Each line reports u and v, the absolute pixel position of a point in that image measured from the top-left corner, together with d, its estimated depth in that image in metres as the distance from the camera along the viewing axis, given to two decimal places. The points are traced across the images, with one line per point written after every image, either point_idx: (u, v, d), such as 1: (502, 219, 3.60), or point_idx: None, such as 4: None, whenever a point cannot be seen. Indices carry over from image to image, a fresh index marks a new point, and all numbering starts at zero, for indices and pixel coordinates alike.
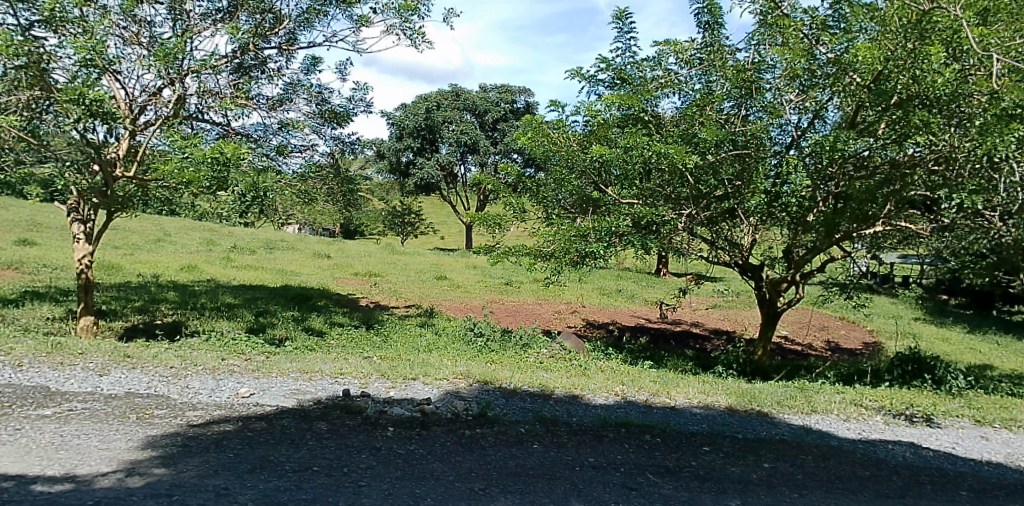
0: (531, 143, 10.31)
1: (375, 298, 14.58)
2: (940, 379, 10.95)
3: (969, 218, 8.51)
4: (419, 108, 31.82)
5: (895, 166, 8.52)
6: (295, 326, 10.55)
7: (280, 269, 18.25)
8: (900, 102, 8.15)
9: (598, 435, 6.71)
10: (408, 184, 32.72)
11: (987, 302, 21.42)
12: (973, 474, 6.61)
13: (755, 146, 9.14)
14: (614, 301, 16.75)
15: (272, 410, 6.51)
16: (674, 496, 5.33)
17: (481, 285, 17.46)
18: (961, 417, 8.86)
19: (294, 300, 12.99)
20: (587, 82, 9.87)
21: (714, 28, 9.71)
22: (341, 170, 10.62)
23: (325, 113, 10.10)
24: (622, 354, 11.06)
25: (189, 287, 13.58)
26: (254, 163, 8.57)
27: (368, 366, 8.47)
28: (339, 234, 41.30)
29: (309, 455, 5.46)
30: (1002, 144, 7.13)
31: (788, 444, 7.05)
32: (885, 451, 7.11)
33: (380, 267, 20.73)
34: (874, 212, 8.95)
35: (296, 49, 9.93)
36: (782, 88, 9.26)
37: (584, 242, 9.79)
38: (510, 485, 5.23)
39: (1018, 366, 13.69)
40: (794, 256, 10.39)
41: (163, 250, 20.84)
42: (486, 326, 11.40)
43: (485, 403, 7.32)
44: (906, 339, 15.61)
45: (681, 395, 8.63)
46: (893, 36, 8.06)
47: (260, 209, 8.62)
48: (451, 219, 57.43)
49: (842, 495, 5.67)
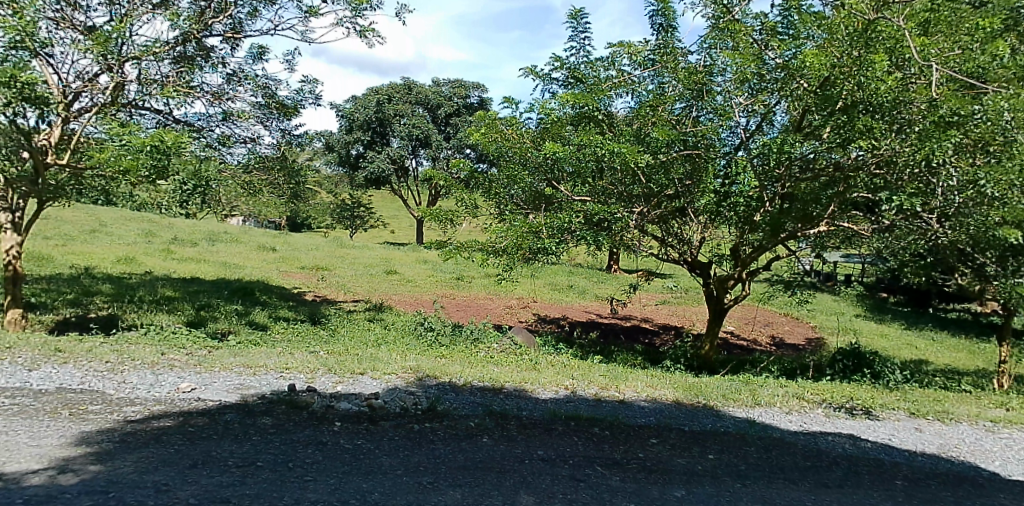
0: (485, 140, 10.47)
1: (321, 292, 14.37)
2: (878, 372, 11.42)
3: (909, 219, 9.18)
4: (369, 101, 31.62)
5: (838, 168, 9.01)
6: (238, 319, 10.32)
7: (222, 262, 17.83)
8: (844, 107, 8.43)
9: (547, 428, 6.78)
10: (357, 176, 32.42)
11: (924, 300, 22.40)
12: (907, 464, 6.90)
13: (705, 147, 9.37)
14: (564, 296, 16.89)
15: (214, 404, 6.37)
16: (620, 487, 5.42)
17: (432, 280, 17.46)
18: (898, 410, 9.26)
19: (238, 294, 12.74)
20: (541, 80, 9.85)
21: (667, 30, 9.89)
22: (287, 162, 10.27)
23: (271, 104, 9.89)
24: (573, 349, 11.16)
25: (123, 279, 13.12)
26: (196, 152, 8.28)
27: (315, 360, 8.35)
28: (286, 227, 40.64)
29: (253, 450, 5.38)
30: (940, 150, 7.77)
31: (732, 436, 7.25)
32: (825, 443, 7.38)
33: (328, 261, 20.47)
34: (818, 212, 9.44)
35: (241, 38, 9.71)
36: (732, 91, 9.57)
37: (536, 238, 9.86)
38: (459, 478, 5.24)
39: (951, 361, 14.39)
40: (741, 254, 10.66)
41: (98, 241, 20.03)
42: (437, 320, 11.39)
43: (434, 397, 7.31)
44: (847, 334, 16.23)
45: (630, 389, 8.78)
46: (839, 44, 8.24)
47: (203, 199, 8.37)
48: (402, 214, 57.06)
49: (784, 485, 5.86)
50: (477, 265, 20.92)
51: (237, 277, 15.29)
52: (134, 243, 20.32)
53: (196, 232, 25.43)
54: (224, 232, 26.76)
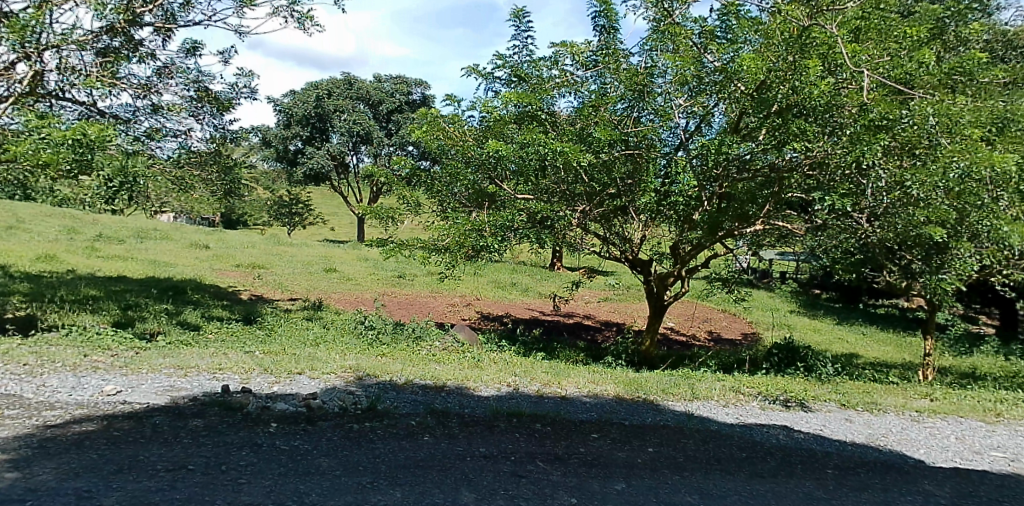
0: (426, 137, 10.44)
1: (256, 291, 14.03)
2: (811, 366, 11.84)
3: (840, 219, 9.62)
4: (308, 95, 31.09)
5: (773, 169, 9.28)
6: (168, 319, 9.97)
7: (151, 260, 17.16)
8: (780, 110, 8.67)
9: (489, 426, 6.80)
10: (296, 173, 31.75)
11: (854, 296, 23.41)
12: (837, 453, 7.20)
13: (645, 147, 9.61)
14: (508, 294, 16.97)
15: (141, 408, 6.14)
16: (562, 482, 5.48)
17: (373, 278, 17.27)
18: (829, 402, 9.65)
19: (168, 293, 12.30)
20: (484, 79, 9.86)
21: (610, 31, 9.98)
22: (221, 157, 10.15)
23: (204, 98, 9.61)
24: (516, 346, 11.22)
25: (41, 279, 12.47)
26: (122, 146, 8.01)
27: (249, 360, 8.15)
28: (220, 223, 39.44)
29: (183, 453, 5.22)
30: (870, 152, 8.00)
31: (671, 429, 7.43)
32: (760, 434, 7.63)
33: (264, 259, 19.97)
34: (753, 212, 9.82)
35: (173, 29, 9.41)
36: (672, 93, 9.76)
37: (478, 235, 9.87)
38: (399, 478, 5.20)
39: (880, 355, 15.09)
40: (681, 251, 10.94)
41: (14, 239, 18.95)
42: (378, 319, 11.26)
43: (374, 397, 7.23)
44: (782, 329, 16.83)
45: (572, 385, 8.90)
46: (775, 49, 8.53)
47: (130, 195, 8.10)
48: (344, 211, 56.21)
49: (720, 475, 6.03)
50: (420, 264, 20.80)
51: (167, 275, 14.79)
52: (54, 241, 19.33)
53: (124, 229, 24.33)
54: (156, 230, 25.69)
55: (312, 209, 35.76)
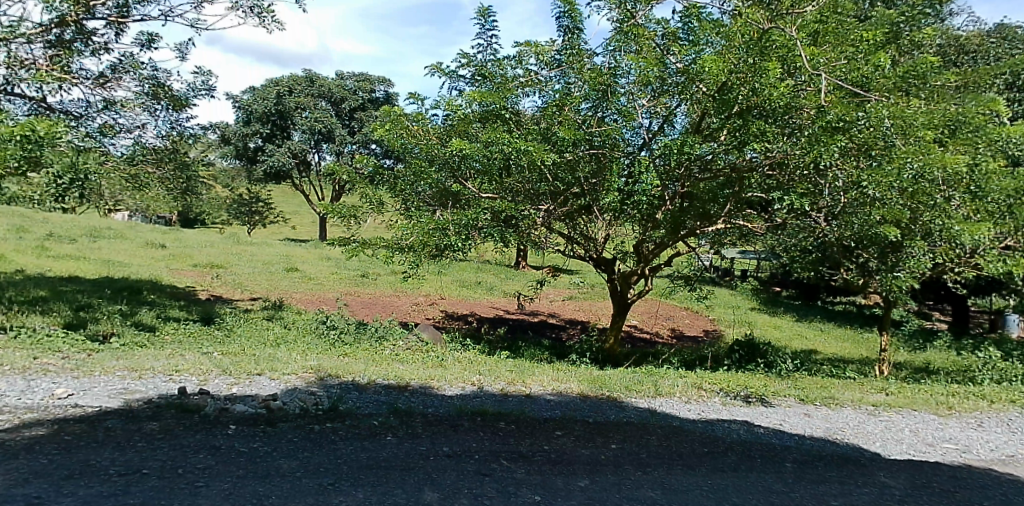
0: (389, 135, 10.40)
1: (215, 291, 13.76)
2: (771, 362, 12.11)
3: (798, 218, 9.81)
4: (269, 92, 30.64)
5: (734, 170, 9.47)
6: (122, 321, 9.72)
7: (103, 260, 16.67)
8: (741, 111, 8.78)
9: (453, 425, 6.80)
10: (256, 170, 31.26)
11: (812, 294, 23.99)
12: (796, 447, 7.38)
13: (609, 146, 9.59)
14: (473, 292, 16.97)
15: (94, 411, 6.00)
16: (525, 480, 5.51)
17: (336, 277, 17.10)
18: (788, 397, 9.88)
19: (123, 294, 11.99)
20: (448, 77, 9.84)
21: (574, 31, 10.04)
22: (178, 154, 9.99)
23: (160, 94, 9.42)
24: (481, 345, 11.23)
25: None
26: (72, 141, 7.81)
27: (207, 362, 8.01)
28: (177, 222, 38.55)
29: (138, 458, 5.10)
30: (827, 153, 8.29)
31: (634, 426, 7.52)
32: (721, 429, 7.78)
33: (222, 258, 19.59)
34: (715, 211, 10.07)
35: (128, 23, 9.19)
36: (635, 93, 9.91)
37: (442, 235, 9.86)
38: (361, 478, 5.18)
39: (837, 350, 15.51)
40: (644, 251, 11.19)
41: None
42: (340, 319, 11.16)
43: (336, 397, 7.17)
44: (743, 326, 17.18)
45: (537, 383, 8.95)
46: (737, 51, 8.59)
47: (81, 193, 7.89)
48: (306, 209, 55.49)
49: (682, 471, 6.13)
50: (383, 263, 20.66)
51: (122, 275, 14.43)
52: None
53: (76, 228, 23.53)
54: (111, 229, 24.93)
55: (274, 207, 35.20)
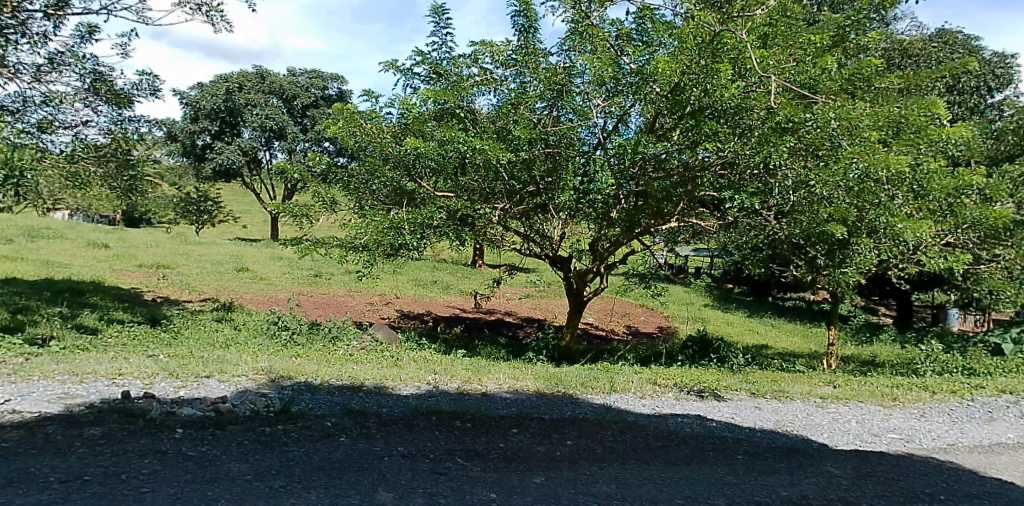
0: (342, 133, 10.31)
1: (161, 292, 13.41)
2: (723, 357, 12.43)
3: (748, 217, 9.87)
4: (218, 89, 29.93)
5: (687, 168, 9.71)
6: (63, 323, 9.39)
7: (40, 261, 16.00)
8: (693, 112, 8.94)
9: (408, 424, 6.79)
10: (204, 168, 30.50)
11: (764, 290, 24.63)
12: (746, 439, 7.59)
13: (564, 146, 9.74)
14: (430, 292, 16.91)
15: (32, 417, 5.79)
16: (481, 478, 5.54)
17: (288, 277, 16.82)
18: (739, 391, 10.14)
19: (62, 296, 11.57)
20: (402, 74, 9.79)
21: (528, 31, 10.13)
22: (121, 151, 9.70)
23: (101, 89, 9.13)
24: (437, 344, 11.21)
25: None
26: (5, 136, 7.48)
27: (152, 365, 7.81)
28: (119, 222, 37.23)
29: (79, 464, 4.95)
30: (776, 153, 8.53)
31: (589, 422, 7.63)
32: (675, 423, 7.95)
33: (167, 259, 19.04)
34: (669, 209, 10.28)
35: (67, 15, 8.89)
36: (590, 93, 9.86)
37: (397, 234, 9.80)
38: (315, 480, 5.14)
39: (787, 345, 15.99)
40: (599, 248, 11.37)
41: None
42: (292, 319, 11.01)
43: (288, 399, 7.08)
44: (696, 322, 17.55)
45: (493, 381, 9.00)
46: (689, 52, 8.83)
47: (15, 190, 7.60)
48: (257, 208, 54.34)
49: (636, 465, 6.25)
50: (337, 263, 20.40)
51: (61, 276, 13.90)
52: None
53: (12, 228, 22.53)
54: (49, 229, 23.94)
55: (224, 205, 34.37)
